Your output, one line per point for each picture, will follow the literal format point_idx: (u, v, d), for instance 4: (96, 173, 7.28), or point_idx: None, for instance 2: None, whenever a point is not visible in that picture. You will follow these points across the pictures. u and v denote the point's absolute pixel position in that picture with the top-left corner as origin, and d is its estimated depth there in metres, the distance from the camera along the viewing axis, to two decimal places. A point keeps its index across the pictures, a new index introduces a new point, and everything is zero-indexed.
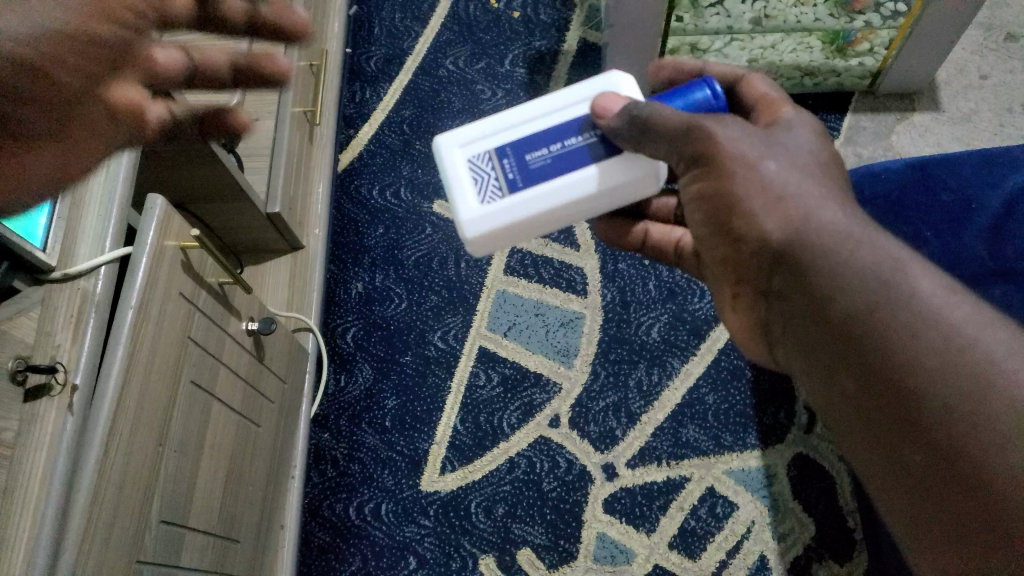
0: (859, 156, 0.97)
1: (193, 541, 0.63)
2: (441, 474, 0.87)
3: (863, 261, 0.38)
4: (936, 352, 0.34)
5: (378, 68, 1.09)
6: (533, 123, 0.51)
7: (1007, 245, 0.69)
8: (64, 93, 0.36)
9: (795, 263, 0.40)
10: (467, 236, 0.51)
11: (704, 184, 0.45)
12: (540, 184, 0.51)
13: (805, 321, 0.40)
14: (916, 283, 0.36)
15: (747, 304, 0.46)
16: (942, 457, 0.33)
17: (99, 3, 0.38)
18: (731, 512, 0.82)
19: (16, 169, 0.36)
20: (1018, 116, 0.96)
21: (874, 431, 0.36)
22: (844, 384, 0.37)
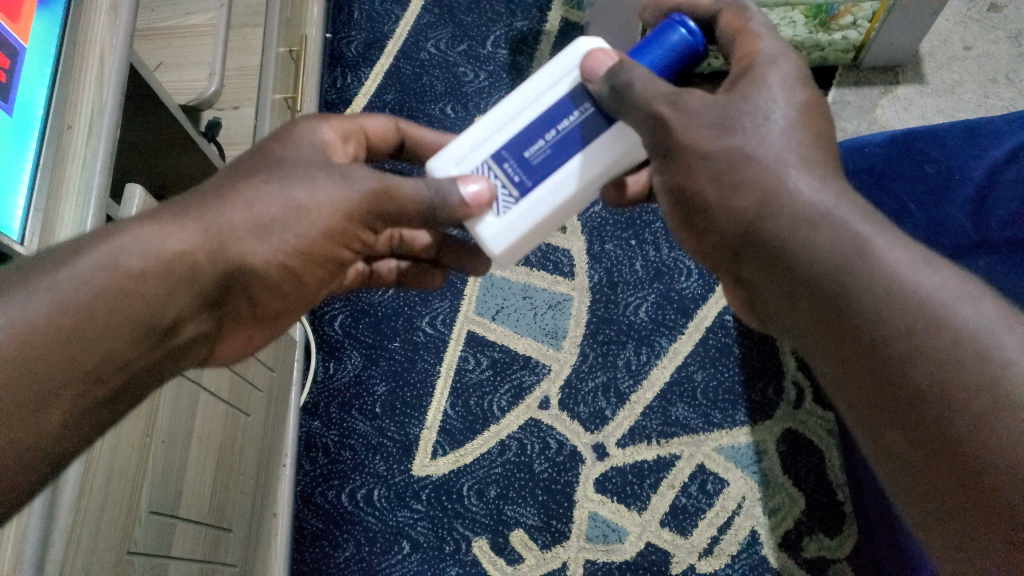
0: (843, 130, 0.96)
1: (184, 532, 0.63)
2: (432, 459, 0.87)
3: (826, 246, 0.38)
4: (907, 329, 0.35)
5: (359, 52, 1.08)
6: (518, 119, 0.50)
7: (991, 218, 0.69)
8: (271, 287, 0.48)
9: (767, 251, 0.41)
10: (495, 251, 0.51)
11: (670, 178, 0.45)
12: (547, 178, 0.49)
13: (786, 301, 0.40)
14: (885, 260, 0.37)
15: (736, 289, 0.48)
16: (926, 430, 0.33)
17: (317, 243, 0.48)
18: (722, 488, 0.83)
19: (247, 335, 0.51)
20: (1002, 86, 0.96)
21: (861, 408, 0.36)
22: (829, 361, 0.38)
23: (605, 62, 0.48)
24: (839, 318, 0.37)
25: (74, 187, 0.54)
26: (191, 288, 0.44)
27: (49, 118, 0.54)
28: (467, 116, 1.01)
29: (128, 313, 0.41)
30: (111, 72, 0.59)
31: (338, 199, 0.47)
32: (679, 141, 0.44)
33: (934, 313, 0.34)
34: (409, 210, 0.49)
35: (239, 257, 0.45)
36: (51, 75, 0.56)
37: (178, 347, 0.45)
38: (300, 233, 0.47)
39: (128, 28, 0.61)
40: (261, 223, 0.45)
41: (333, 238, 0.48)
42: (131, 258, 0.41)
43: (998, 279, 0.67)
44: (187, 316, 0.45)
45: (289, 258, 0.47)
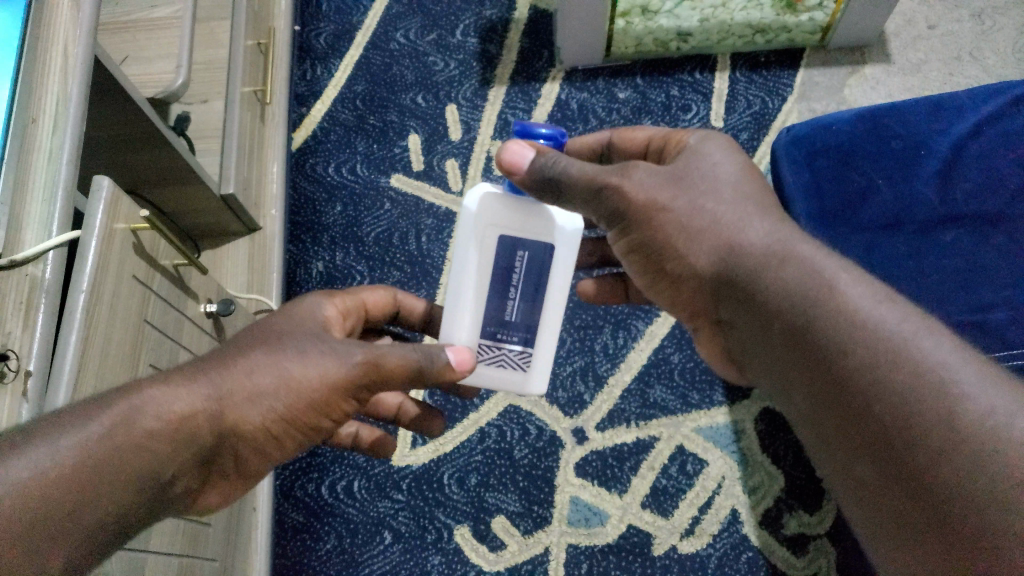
0: (812, 111, 0.97)
1: (163, 526, 0.62)
2: (411, 449, 0.86)
3: (794, 286, 0.43)
4: (869, 364, 0.38)
5: (328, 44, 1.07)
6: (476, 293, 0.56)
7: (956, 190, 0.70)
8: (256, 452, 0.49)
9: (738, 290, 0.46)
10: (536, 391, 0.58)
11: (634, 237, 0.51)
12: (538, 326, 0.57)
13: (767, 342, 0.44)
14: (849, 297, 0.41)
15: (714, 332, 0.53)
16: (892, 465, 0.36)
17: (300, 422, 0.49)
18: (701, 469, 0.83)
19: (225, 487, 0.51)
20: (966, 64, 0.98)
21: (838, 445, 0.39)
22: (806, 399, 0.41)
23: (525, 155, 0.50)
24: (814, 359, 0.40)
25: (41, 180, 0.53)
26: (192, 446, 0.45)
27: (12, 116, 0.53)
28: (439, 105, 1.02)
29: (133, 471, 0.42)
30: (75, 65, 0.57)
31: (329, 369, 0.48)
32: (622, 202, 0.49)
33: (895, 346, 0.38)
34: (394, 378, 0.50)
35: (234, 421, 0.46)
36: (16, 71, 0.55)
37: (168, 499, 0.46)
38: (290, 401, 0.47)
39: (91, 21, 0.60)
40: (257, 393, 0.47)
41: (322, 407, 0.48)
42: (146, 417, 0.43)
43: (964, 250, 0.68)
44: (182, 473, 0.46)
45: (274, 424, 0.48)
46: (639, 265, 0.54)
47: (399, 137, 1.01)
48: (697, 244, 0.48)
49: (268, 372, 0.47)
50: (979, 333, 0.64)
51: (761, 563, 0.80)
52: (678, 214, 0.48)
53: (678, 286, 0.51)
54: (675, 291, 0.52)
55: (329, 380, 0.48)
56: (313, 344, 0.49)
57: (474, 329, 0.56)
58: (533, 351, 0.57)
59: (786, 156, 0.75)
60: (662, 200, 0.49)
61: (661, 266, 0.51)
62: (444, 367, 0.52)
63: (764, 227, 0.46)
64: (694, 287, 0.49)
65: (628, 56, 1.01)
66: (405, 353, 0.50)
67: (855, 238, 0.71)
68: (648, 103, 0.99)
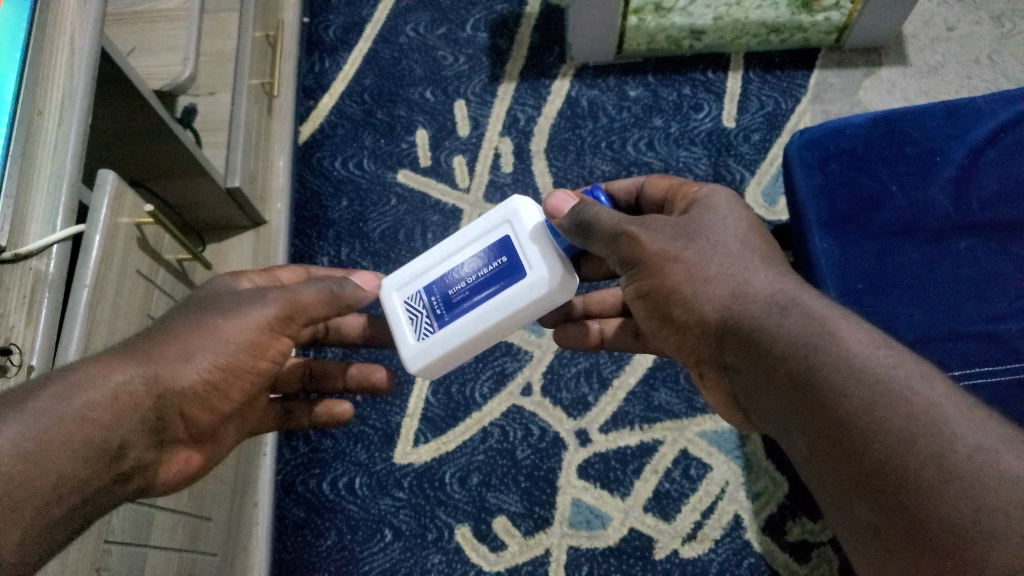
0: (826, 112, 0.96)
1: (163, 521, 0.62)
2: (414, 446, 0.86)
3: (796, 331, 0.43)
4: (866, 409, 0.39)
5: (337, 37, 1.06)
6: (445, 262, 0.61)
7: (971, 197, 0.69)
8: (205, 410, 0.53)
9: (737, 336, 0.47)
10: (413, 369, 0.60)
11: (641, 283, 0.53)
12: (460, 315, 0.59)
13: (767, 383, 0.45)
14: (850, 343, 0.41)
15: (714, 381, 0.54)
16: (888, 506, 0.36)
17: (239, 370, 0.53)
18: (705, 474, 0.82)
19: (185, 457, 0.55)
20: (984, 68, 0.96)
21: (835, 485, 0.39)
22: (804, 440, 0.42)
23: (567, 203, 0.57)
24: (812, 401, 0.41)
25: (45, 173, 0.53)
26: (138, 411, 0.47)
27: (18, 103, 0.52)
28: (447, 100, 1.01)
29: (81, 443, 0.43)
30: (81, 56, 0.57)
31: (249, 317, 0.53)
32: (637, 250, 0.52)
33: (890, 390, 0.39)
34: (307, 312, 0.57)
35: (173, 386, 0.49)
36: (21, 61, 0.53)
37: (127, 473, 0.48)
38: (222, 351, 0.51)
39: (98, 12, 0.59)
40: (190, 351, 0.50)
41: (256, 350, 0.53)
42: (86, 391, 0.44)
43: (978, 259, 0.67)
44: (135, 441, 0.47)
45: (216, 377, 0.52)
46: (646, 311, 0.55)
47: (406, 132, 1.00)
48: (706, 293, 0.49)
49: (194, 333, 0.51)
50: (992, 344, 0.63)
51: (763, 569, 0.79)
52: (688, 264, 0.50)
53: (681, 330, 0.52)
54: (680, 336, 0.53)
55: (254, 327, 0.53)
56: (229, 299, 0.54)
57: (416, 287, 0.62)
58: (434, 331, 0.59)
59: (799, 161, 0.75)
60: (673, 250, 0.51)
61: (666, 313, 0.52)
62: (351, 290, 0.60)
63: (769, 276, 0.48)
64: (697, 334, 0.51)
65: (640, 54, 1.00)
66: (314, 288, 0.57)
67: (867, 245, 0.69)
68: (660, 101, 0.98)
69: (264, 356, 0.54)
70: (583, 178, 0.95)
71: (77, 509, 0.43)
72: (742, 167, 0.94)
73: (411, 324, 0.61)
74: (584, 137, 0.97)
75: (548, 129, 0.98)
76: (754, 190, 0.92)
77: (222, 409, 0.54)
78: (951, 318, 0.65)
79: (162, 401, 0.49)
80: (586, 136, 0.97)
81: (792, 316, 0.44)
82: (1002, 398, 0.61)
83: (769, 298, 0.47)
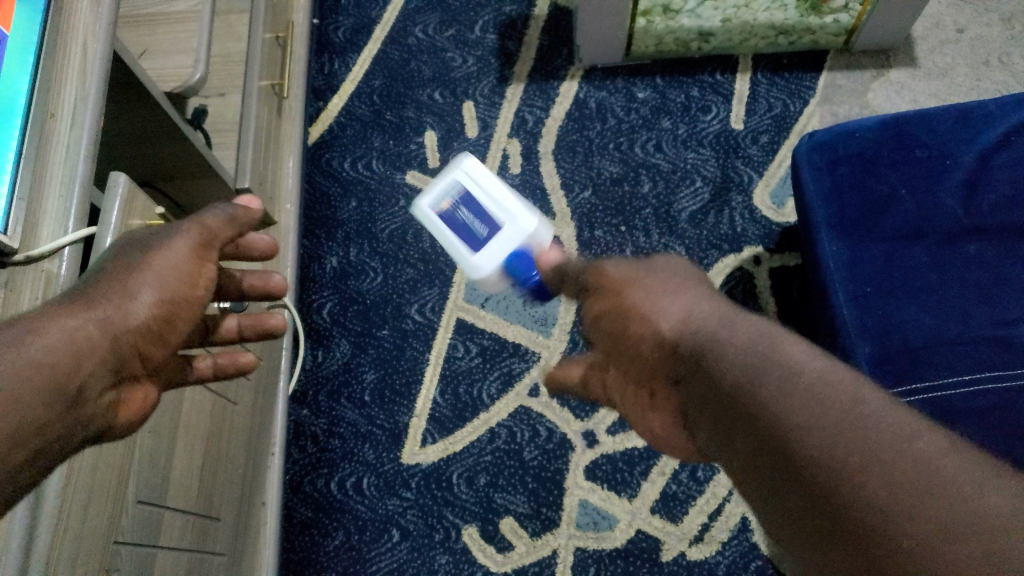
0: (835, 115, 0.96)
1: (172, 521, 0.62)
2: (422, 447, 0.86)
3: (738, 336, 0.37)
4: (818, 419, 0.31)
5: (346, 38, 1.07)
6: (480, 199, 0.73)
7: (981, 201, 0.68)
8: (158, 342, 0.49)
9: (684, 347, 0.40)
10: (477, 265, 0.70)
11: (605, 305, 0.49)
12: (492, 243, 0.70)
13: (710, 397, 0.36)
14: (790, 351, 0.35)
15: (673, 411, 0.42)
16: (843, 528, 0.29)
17: (178, 300, 0.50)
18: (713, 475, 0.82)
19: (145, 398, 0.50)
20: (995, 70, 0.95)
21: (789, 512, 0.31)
22: (748, 462, 0.33)
23: (552, 259, 0.65)
24: (750, 413, 0.33)
25: (57, 177, 0.53)
26: (96, 352, 0.44)
27: (30, 106, 0.53)
28: (456, 102, 1.01)
29: (45, 381, 0.40)
30: (94, 60, 0.57)
31: (174, 249, 0.50)
32: (605, 282, 0.51)
33: (844, 399, 0.32)
34: (223, 239, 0.55)
35: (123, 324, 0.46)
36: (32, 65, 0.54)
37: (93, 416, 0.44)
38: (158, 279, 0.48)
39: (111, 16, 0.60)
40: (130, 288, 0.47)
41: (191, 279, 0.51)
42: (37, 338, 0.41)
43: (988, 263, 0.66)
44: (95, 381, 0.44)
45: (163, 310, 0.48)
46: (601, 335, 0.50)
47: (415, 133, 1.00)
48: (663, 304, 0.43)
49: (128, 270, 0.48)
50: (1001, 349, 0.63)
51: (770, 571, 0.79)
52: (644, 287, 0.46)
53: (622, 347, 0.47)
54: (621, 354, 0.47)
55: (181, 254, 0.51)
56: (143, 237, 0.51)
57: (454, 215, 0.73)
58: (478, 248, 0.70)
59: (808, 165, 0.75)
60: (638, 274, 0.48)
61: (620, 333, 0.47)
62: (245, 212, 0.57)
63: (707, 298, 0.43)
64: (649, 350, 0.43)
65: (649, 55, 1.00)
66: (216, 212, 0.55)
67: (875, 249, 0.69)
68: (668, 103, 0.98)
69: (198, 284, 0.51)
70: (591, 180, 0.95)
71: (45, 453, 0.40)
72: (750, 169, 0.94)
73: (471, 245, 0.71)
74: (592, 139, 0.97)
75: (557, 131, 0.98)
76: (762, 192, 0.92)
77: (170, 343, 0.50)
78: (960, 322, 0.64)
79: (113, 339, 0.45)
80: (594, 137, 0.97)
81: (726, 322, 0.39)
82: (1011, 402, 0.61)
83: (716, 311, 0.41)
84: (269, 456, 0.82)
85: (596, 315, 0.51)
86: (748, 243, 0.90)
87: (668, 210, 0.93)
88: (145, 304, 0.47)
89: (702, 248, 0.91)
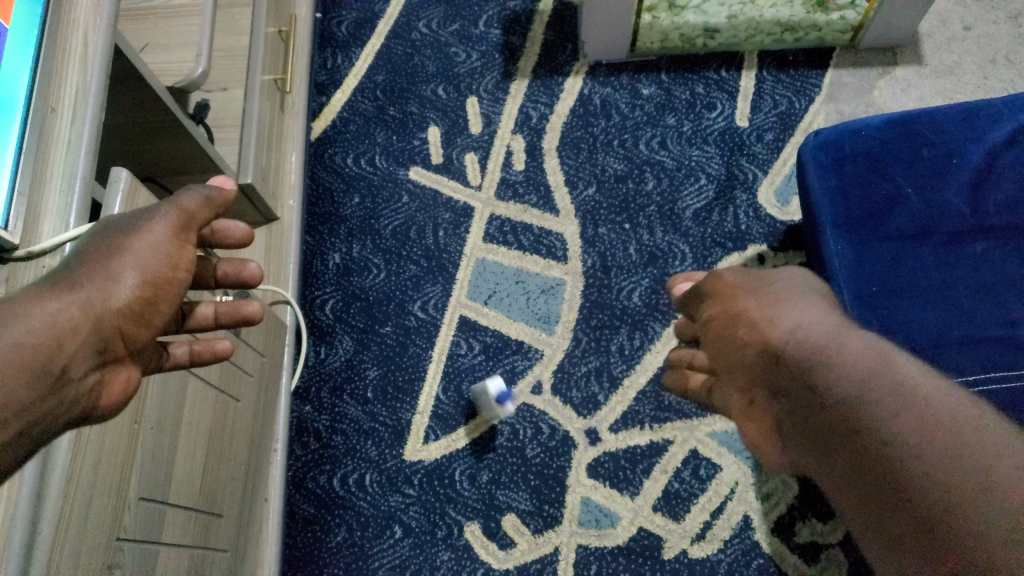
0: (840, 112, 0.95)
1: (175, 517, 0.62)
2: (424, 443, 0.86)
3: (853, 354, 0.40)
4: (922, 429, 0.36)
5: (349, 32, 1.06)
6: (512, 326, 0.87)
7: (988, 200, 0.68)
8: (141, 324, 0.48)
9: (784, 354, 0.42)
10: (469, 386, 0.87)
11: (711, 309, 0.51)
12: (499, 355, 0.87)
13: (814, 413, 0.40)
14: (908, 372, 0.39)
15: (759, 409, 0.46)
16: (925, 521, 0.34)
17: (159, 282, 0.49)
18: (715, 474, 0.82)
19: (131, 379, 0.49)
20: (1001, 68, 0.95)
21: (871, 503, 0.36)
22: (839, 458, 0.38)
23: None
24: (857, 432, 0.37)
25: (59, 172, 0.53)
26: (78, 335, 0.44)
27: (32, 100, 0.52)
28: (460, 97, 1.01)
29: (19, 364, 0.41)
30: (95, 54, 0.57)
31: (154, 231, 0.49)
32: (714, 284, 0.52)
33: (944, 414, 0.36)
34: (203, 218, 0.52)
35: (105, 307, 0.45)
36: (32, 58, 0.53)
37: (75, 398, 0.44)
38: (139, 261, 0.47)
39: (112, 10, 0.59)
40: (112, 270, 0.46)
41: (170, 260, 0.49)
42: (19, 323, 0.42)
43: (994, 263, 0.66)
44: (78, 362, 0.44)
45: (144, 293, 0.47)
46: (703, 338, 0.52)
47: (418, 129, 1.00)
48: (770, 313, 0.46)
49: (109, 252, 0.47)
50: (1006, 350, 0.63)
51: (772, 570, 0.79)
52: (749, 295, 0.48)
53: (720, 350, 0.49)
54: (717, 358, 0.50)
55: (160, 236, 0.49)
56: (125, 219, 0.50)
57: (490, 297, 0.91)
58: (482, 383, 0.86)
59: (814, 162, 0.74)
60: (748, 280, 0.50)
61: (720, 335, 0.49)
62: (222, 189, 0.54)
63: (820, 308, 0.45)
64: (745, 357, 0.46)
65: (654, 52, 0.99)
66: (193, 193, 0.52)
67: (881, 249, 0.69)
68: (673, 100, 0.97)
69: (180, 266, 0.50)
70: (595, 176, 0.95)
71: (23, 435, 0.41)
72: (755, 167, 0.93)
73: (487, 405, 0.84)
74: (596, 135, 0.97)
75: (561, 127, 0.97)
76: (767, 189, 0.92)
77: (153, 324, 0.50)
78: (964, 323, 0.64)
79: (98, 323, 0.45)
80: (599, 133, 0.97)
81: (836, 332, 0.42)
82: (1015, 403, 0.61)
83: (828, 322, 0.43)
84: (273, 448, 0.82)
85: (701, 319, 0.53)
86: (753, 241, 0.90)
87: (673, 207, 0.92)
88: (127, 286, 0.46)
89: (706, 246, 0.90)
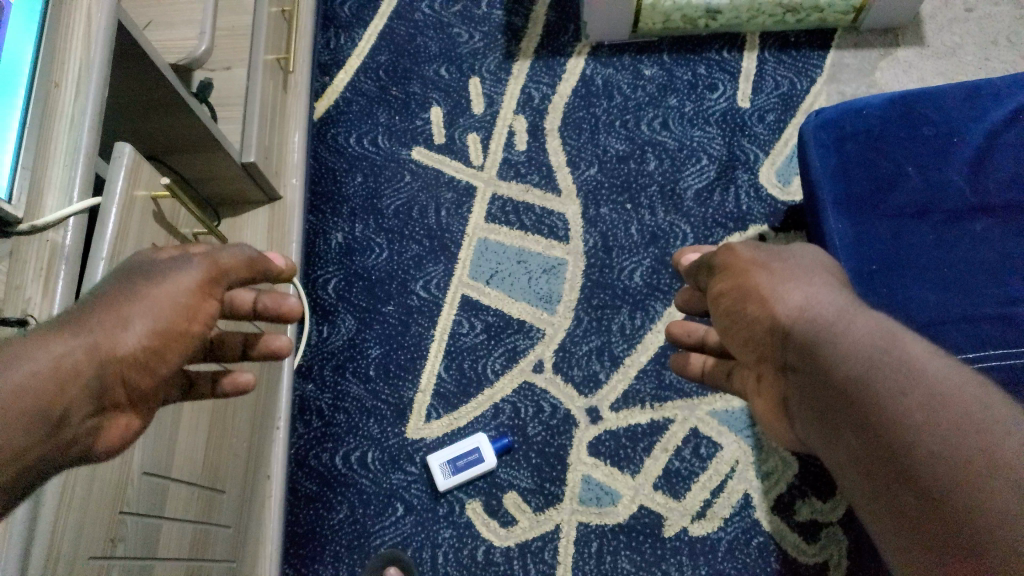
0: (841, 93, 0.95)
1: (178, 491, 0.62)
2: (426, 422, 0.87)
3: (859, 335, 0.39)
4: (924, 406, 0.35)
5: (353, 14, 1.07)
6: None
7: (989, 179, 0.68)
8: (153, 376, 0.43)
9: (801, 340, 0.42)
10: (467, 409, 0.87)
11: (724, 286, 0.49)
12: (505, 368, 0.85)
13: (822, 390, 0.39)
14: (913, 350, 0.38)
15: (772, 384, 0.46)
16: (929, 496, 0.33)
17: (179, 334, 0.43)
18: (715, 452, 0.83)
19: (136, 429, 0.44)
20: (1003, 49, 0.95)
21: (877, 482, 0.35)
22: (849, 441, 0.37)
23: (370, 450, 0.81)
24: (860, 410, 0.37)
25: (63, 147, 0.53)
26: (80, 381, 0.39)
27: (35, 75, 0.52)
28: (462, 78, 1.01)
29: (14, 411, 0.36)
30: (99, 30, 0.57)
31: (178, 282, 0.44)
32: (729, 258, 0.50)
33: (946, 389, 0.35)
34: (235, 278, 0.48)
35: (113, 354, 0.40)
36: (38, 32, 0.53)
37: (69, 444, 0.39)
38: (157, 311, 0.42)
39: None
40: (127, 316, 0.41)
41: (190, 314, 0.44)
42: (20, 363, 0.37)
43: (995, 241, 0.66)
44: (78, 409, 0.39)
45: (157, 344, 0.42)
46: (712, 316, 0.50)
47: (421, 109, 1.00)
48: (782, 292, 0.44)
49: (126, 298, 0.42)
50: (1007, 326, 0.63)
51: (772, 548, 0.79)
52: (773, 272, 0.46)
53: (731, 328, 0.48)
54: (728, 335, 0.49)
55: (185, 286, 0.44)
56: (151, 264, 0.45)
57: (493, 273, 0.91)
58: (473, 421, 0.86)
59: (815, 142, 0.75)
60: (762, 258, 0.47)
61: (734, 314, 0.47)
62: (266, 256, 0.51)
63: (831, 285, 0.45)
64: (764, 334, 0.44)
65: (656, 33, 0.99)
66: (236, 250, 0.48)
67: (881, 226, 0.69)
68: (675, 81, 0.97)
69: (200, 320, 0.45)
70: (597, 157, 0.95)
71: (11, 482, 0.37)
72: (756, 148, 0.93)
73: (442, 463, 0.84)
74: (598, 116, 0.97)
75: (562, 108, 0.98)
76: (768, 170, 0.92)
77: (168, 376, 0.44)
78: (966, 300, 0.64)
79: (101, 374, 0.40)
80: (601, 114, 0.97)
81: (841, 311, 0.41)
82: (1016, 378, 0.61)
83: (835, 303, 0.42)
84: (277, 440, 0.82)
85: (711, 294, 0.51)
86: (754, 222, 0.90)
87: (674, 187, 0.93)
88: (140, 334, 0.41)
89: (707, 227, 0.90)
